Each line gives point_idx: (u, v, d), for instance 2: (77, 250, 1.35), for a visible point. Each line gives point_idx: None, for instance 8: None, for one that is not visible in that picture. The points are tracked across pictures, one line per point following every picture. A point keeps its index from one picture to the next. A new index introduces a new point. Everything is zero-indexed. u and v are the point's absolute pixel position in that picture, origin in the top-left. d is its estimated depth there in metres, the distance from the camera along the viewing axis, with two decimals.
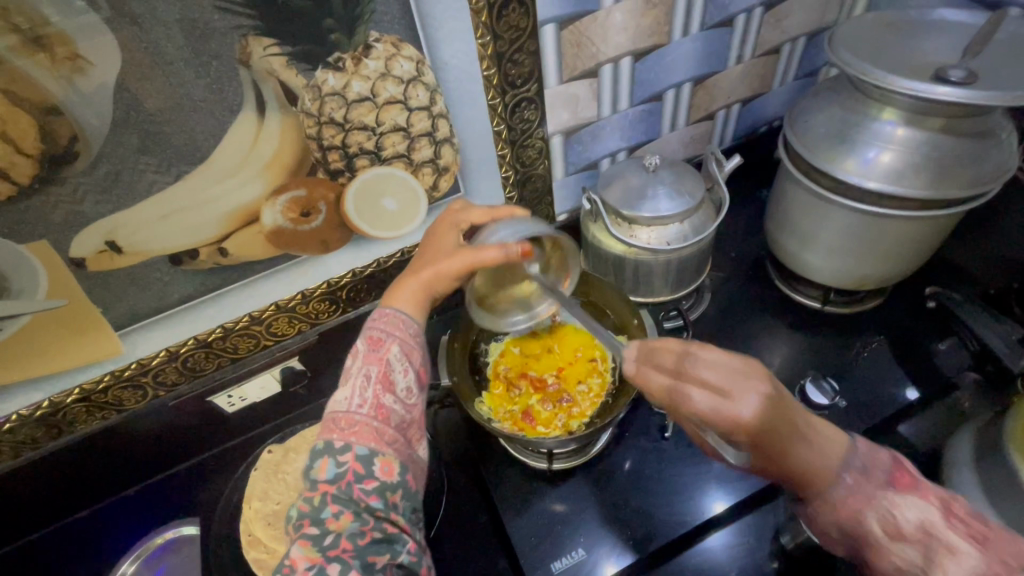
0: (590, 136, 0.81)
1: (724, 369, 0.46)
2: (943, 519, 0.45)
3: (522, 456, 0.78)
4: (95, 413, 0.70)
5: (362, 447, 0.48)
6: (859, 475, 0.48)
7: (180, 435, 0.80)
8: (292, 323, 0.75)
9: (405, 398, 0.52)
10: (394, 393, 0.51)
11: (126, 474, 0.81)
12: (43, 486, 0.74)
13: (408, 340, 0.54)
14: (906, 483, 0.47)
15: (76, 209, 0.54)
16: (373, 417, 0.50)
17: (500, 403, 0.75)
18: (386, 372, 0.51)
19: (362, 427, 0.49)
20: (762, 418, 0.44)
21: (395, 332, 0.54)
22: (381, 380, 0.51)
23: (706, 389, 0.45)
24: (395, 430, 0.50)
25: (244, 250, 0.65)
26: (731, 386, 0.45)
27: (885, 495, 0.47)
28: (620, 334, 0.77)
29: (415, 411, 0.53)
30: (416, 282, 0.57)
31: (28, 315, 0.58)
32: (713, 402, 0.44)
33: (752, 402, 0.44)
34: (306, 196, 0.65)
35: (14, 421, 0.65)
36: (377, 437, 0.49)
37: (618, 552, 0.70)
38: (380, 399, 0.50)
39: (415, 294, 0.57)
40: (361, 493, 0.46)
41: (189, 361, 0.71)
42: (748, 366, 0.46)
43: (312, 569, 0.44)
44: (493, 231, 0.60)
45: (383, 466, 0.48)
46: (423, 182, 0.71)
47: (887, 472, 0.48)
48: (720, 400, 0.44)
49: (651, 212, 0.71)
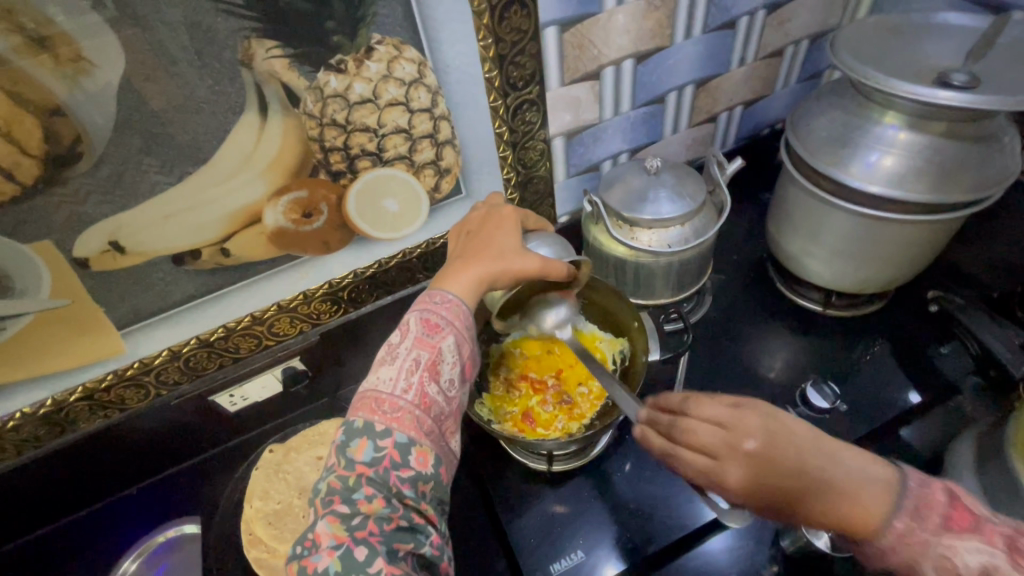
0: (591, 139, 0.81)
1: (713, 427, 0.46)
2: (1009, 563, 0.37)
3: (520, 458, 0.78)
4: (98, 412, 0.70)
5: (403, 435, 0.47)
6: (909, 520, 0.41)
7: (182, 433, 0.80)
8: (293, 324, 0.76)
9: (447, 390, 0.51)
10: (438, 383, 0.50)
11: (128, 472, 0.81)
12: (45, 484, 0.74)
13: (463, 332, 0.53)
14: (965, 525, 0.40)
15: (79, 209, 0.55)
16: (416, 405, 0.49)
17: (500, 404, 0.75)
18: (436, 360, 0.50)
19: (404, 414, 0.48)
20: (751, 480, 0.44)
21: (453, 322, 0.52)
22: (428, 368, 0.50)
23: (699, 450, 0.46)
24: (434, 421, 0.49)
25: (245, 251, 0.65)
26: (722, 450, 0.45)
27: (938, 541, 0.40)
28: (621, 337, 0.77)
29: (453, 404, 0.52)
30: (477, 275, 0.56)
31: (33, 314, 0.59)
32: (703, 464, 0.46)
33: (735, 464, 0.45)
34: (307, 197, 0.66)
35: (17, 419, 0.65)
36: (416, 427, 0.48)
37: (618, 555, 0.70)
38: (424, 388, 0.49)
39: (474, 285, 0.55)
40: (397, 480, 0.46)
41: (190, 361, 0.71)
42: (743, 421, 0.45)
43: (338, 548, 0.43)
44: (535, 244, 0.63)
45: (418, 457, 0.47)
46: (424, 184, 0.71)
47: (940, 513, 0.41)
48: (709, 463, 0.46)
49: (652, 215, 0.70)
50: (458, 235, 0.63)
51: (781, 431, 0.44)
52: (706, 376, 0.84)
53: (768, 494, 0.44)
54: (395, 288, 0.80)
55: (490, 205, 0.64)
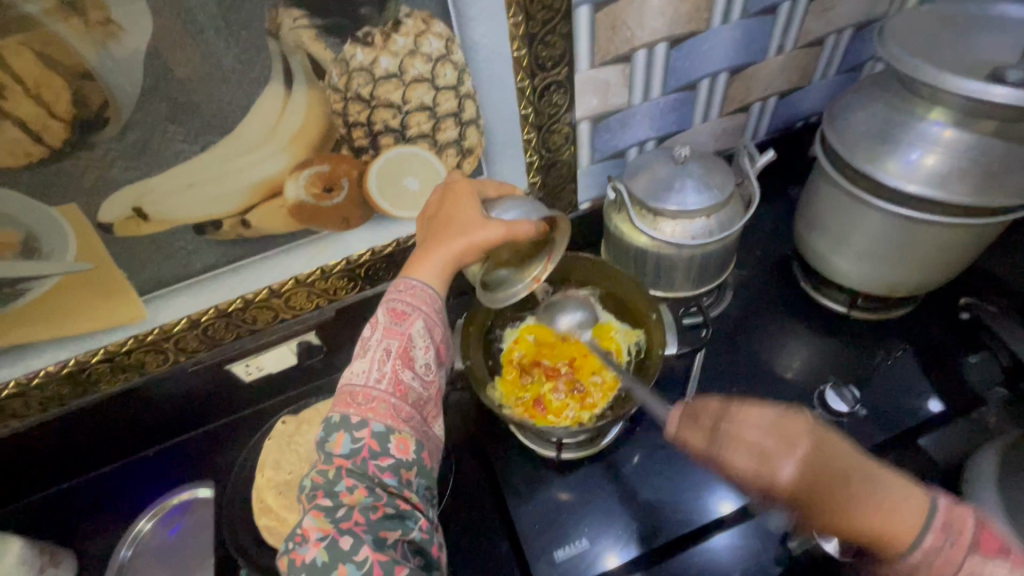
0: (618, 124, 0.79)
1: (759, 431, 0.45)
2: None
3: (530, 444, 0.78)
4: (119, 374, 0.72)
5: (379, 424, 0.47)
6: (940, 537, 0.40)
7: (199, 399, 0.82)
8: (310, 298, 0.76)
9: (423, 374, 0.51)
10: (412, 368, 0.51)
11: (145, 434, 0.83)
12: (67, 441, 0.76)
13: (432, 315, 0.53)
14: (992, 548, 0.40)
15: (104, 174, 0.55)
16: (391, 393, 0.49)
17: (511, 390, 0.73)
18: (407, 347, 0.51)
19: (379, 403, 0.48)
20: (803, 488, 0.42)
21: (419, 306, 0.52)
22: (401, 356, 0.50)
23: (746, 452, 0.45)
24: (412, 407, 0.50)
25: (266, 223, 0.66)
26: (768, 453, 0.44)
27: (968, 561, 0.39)
28: (637, 328, 0.75)
29: (432, 388, 0.52)
30: (445, 257, 0.55)
31: (59, 276, 0.60)
32: (749, 465, 0.44)
33: (787, 468, 0.43)
34: (328, 172, 0.65)
35: (42, 377, 0.67)
36: (393, 414, 0.48)
37: (622, 545, 0.70)
38: (398, 375, 0.50)
39: (440, 269, 0.55)
40: (376, 469, 0.46)
41: (209, 329, 0.73)
42: (791, 428, 0.45)
43: (324, 540, 0.44)
44: (506, 205, 0.58)
45: (398, 443, 0.48)
46: (446, 164, 0.70)
47: (971, 534, 0.40)
48: (757, 464, 0.44)
49: (677, 205, 0.69)
50: (420, 220, 0.61)
51: (828, 451, 0.44)
52: (722, 373, 0.83)
53: (819, 506, 0.42)
54: None
55: (446, 182, 0.62)
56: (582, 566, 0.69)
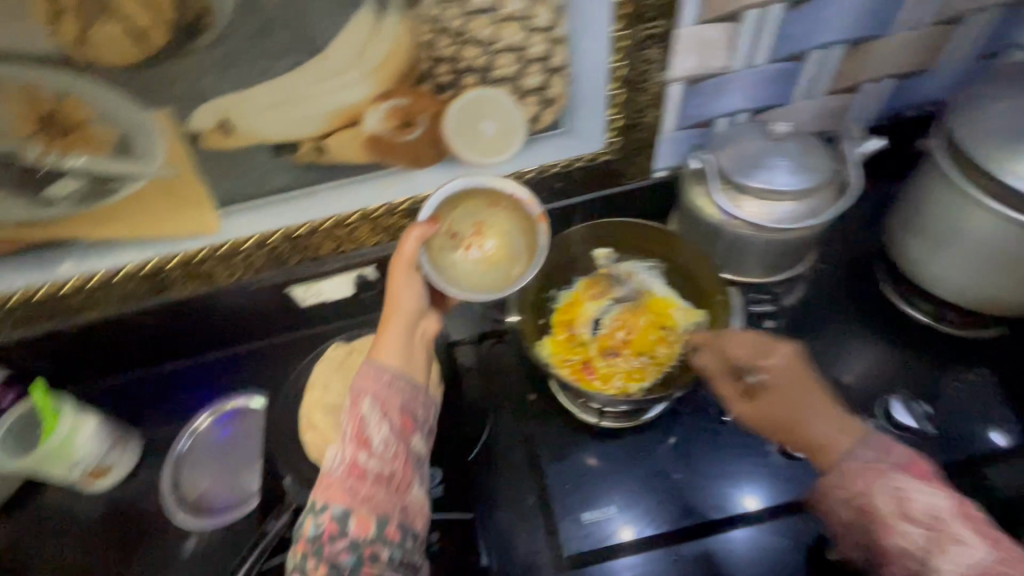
0: (713, 90, 0.73)
1: (756, 338, 0.62)
2: (954, 511, 0.46)
3: (571, 407, 0.78)
4: (191, 281, 0.76)
5: (338, 507, 0.49)
6: (874, 453, 0.51)
7: (259, 315, 0.86)
8: (372, 233, 0.77)
9: (383, 451, 0.52)
10: (369, 449, 0.52)
11: (208, 341, 0.88)
12: (140, 336, 0.82)
13: (382, 390, 0.54)
14: (921, 473, 0.49)
15: (197, 84, 0.56)
16: (348, 476, 0.50)
17: (560, 349, 0.71)
18: (361, 431, 0.52)
19: (336, 485, 0.50)
20: (783, 368, 0.59)
21: (368, 385, 0.54)
22: (356, 439, 0.52)
23: (744, 344, 0.62)
24: (370, 487, 0.51)
25: (341, 152, 0.66)
26: (761, 346, 0.61)
27: (895, 475, 0.49)
28: (700, 309, 0.72)
29: (396, 462, 0.53)
30: (393, 335, 0.59)
31: (146, 180, 0.63)
32: (747, 351, 0.62)
33: (776, 357, 0.60)
34: (407, 106, 0.64)
35: (124, 274, 0.72)
36: (351, 496, 0.50)
37: (650, 520, 0.71)
38: (356, 457, 0.51)
39: (395, 347, 0.58)
40: (334, 549, 0.48)
41: (276, 250, 0.75)
42: (783, 344, 0.61)
43: None
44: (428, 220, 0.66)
45: (357, 523, 0.49)
46: (526, 112, 0.68)
47: (902, 459, 0.50)
48: (751, 352, 0.61)
49: (763, 182, 0.64)
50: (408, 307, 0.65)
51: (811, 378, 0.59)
52: None
53: (788, 383, 0.58)
54: None
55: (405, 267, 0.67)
56: (607, 530, 0.71)
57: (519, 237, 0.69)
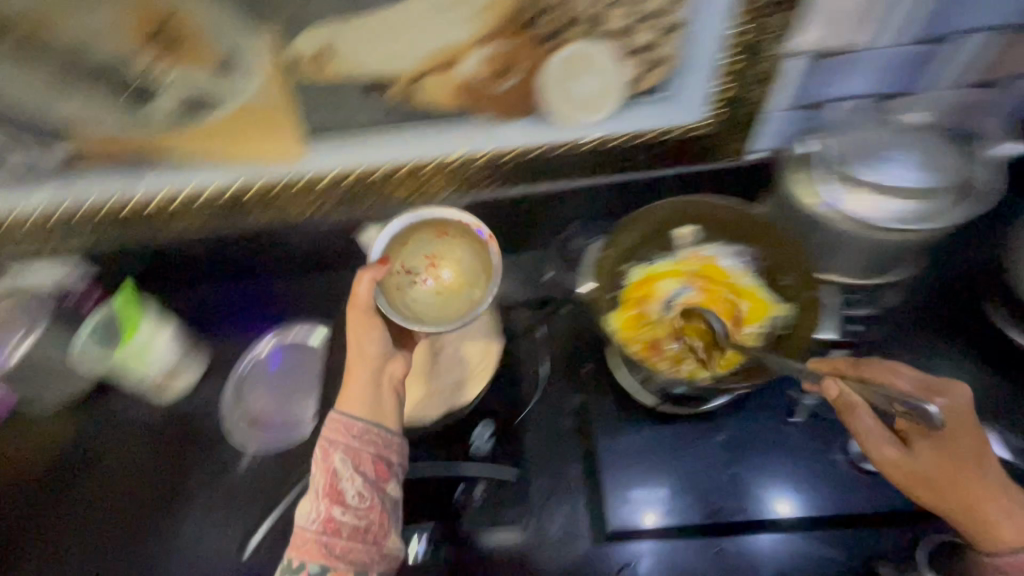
0: (837, 70, 0.66)
1: (919, 380, 0.59)
2: None
3: (628, 385, 0.75)
4: (268, 211, 0.77)
5: (314, 564, 0.53)
6: None
7: (327, 252, 0.87)
8: (449, 183, 0.76)
9: (357, 504, 0.56)
10: (342, 504, 0.55)
11: (277, 271, 0.90)
12: (216, 256, 0.85)
13: (350, 443, 0.57)
14: None
15: (303, 8, 0.55)
16: (322, 532, 0.54)
17: (628, 326, 0.68)
18: (334, 483, 0.55)
19: (311, 544, 0.54)
20: (949, 419, 0.57)
21: (337, 439, 0.57)
22: (329, 493, 0.55)
23: (906, 383, 0.58)
24: (344, 543, 0.54)
25: (433, 95, 0.64)
26: (926, 390, 0.58)
27: None
28: (783, 303, 0.67)
29: (371, 512, 0.56)
30: (355, 383, 0.61)
31: (240, 103, 0.63)
32: (912, 392, 0.58)
33: (942, 405, 0.57)
34: (507, 54, 0.61)
35: (209, 195, 0.74)
36: (325, 553, 0.54)
37: (694, 509, 0.70)
38: (330, 512, 0.55)
39: (357, 392, 0.60)
40: None
41: (352, 189, 0.75)
42: (945, 384, 0.59)
43: None
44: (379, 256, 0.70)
45: None
46: (629, 73, 0.64)
47: None
48: (919, 394, 0.58)
49: (875, 177, 0.60)
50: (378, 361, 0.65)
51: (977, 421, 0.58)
52: None
53: (953, 438, 0.57)
54: (555, 178, 0.77)
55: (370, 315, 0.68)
56: (651, 511, 0.71)
57: (474, 258, 0.71)
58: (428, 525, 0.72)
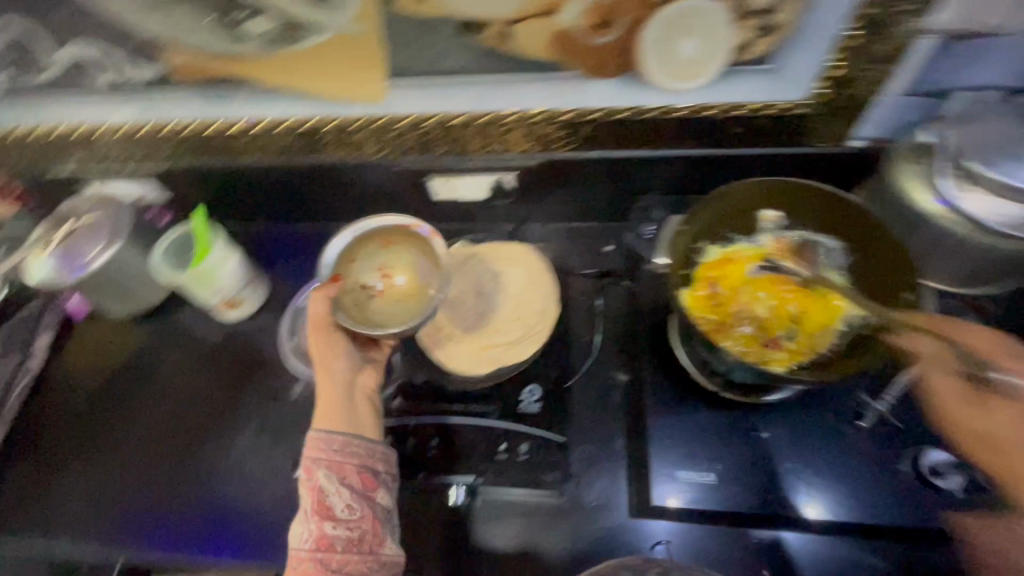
0: (969, 55, 0.60)
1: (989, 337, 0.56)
2: None
3: (688, 367, 0.73)
4: (342, 148, 0.77)
5: None
6: None
7: (393, 199, 0.87)
8: (526, 139, 0.74)
9: (348, 515, 0.60)
10: (334, 518, 0.59)
11: (342, 212, 0.91)
12: (285, 190, 0.86)
13: (334, 457, 0.62)
14: None
15: None
16: (316, 548, 0.58)
17: (698, 305, 0.65)
18: (322, 501, 0.60)
19: (307, 562, 0.58)
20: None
21: (320, 456, 0.61)
22: (319, 511, 0.59)
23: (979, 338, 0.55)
24: (340, 554, 0.58)
25: (527, 43, 0.62)
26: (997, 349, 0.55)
27: None
28: (868, 303, 0.64)
29: (362, 521, 0.60)
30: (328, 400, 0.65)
31: (332, 33, 0.63)
32: (983, 345, 0.55)
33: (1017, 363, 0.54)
34: (612, 5, 0.58)
35: (288, 126, 0.74)
36: (322, 568, 0.58)
37: (741, 497, 0.68)
38: (323, 529, 0.59)
39: (330, 407, 0.65)
40: None
41: (427, 135, 0.74)
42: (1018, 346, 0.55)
43: None
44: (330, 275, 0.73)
45: None
46: (738, 37, 0.60)
47: None
48: (991, 349, 0.55)
49: (1004, 175, 0.55)
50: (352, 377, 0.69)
51: None
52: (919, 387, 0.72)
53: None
54: (633, 147, 0.74)
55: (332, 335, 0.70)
56: (700, 494, 0.69)
57: (425, 264, 0.73)
58: (470, 478, 0.73)
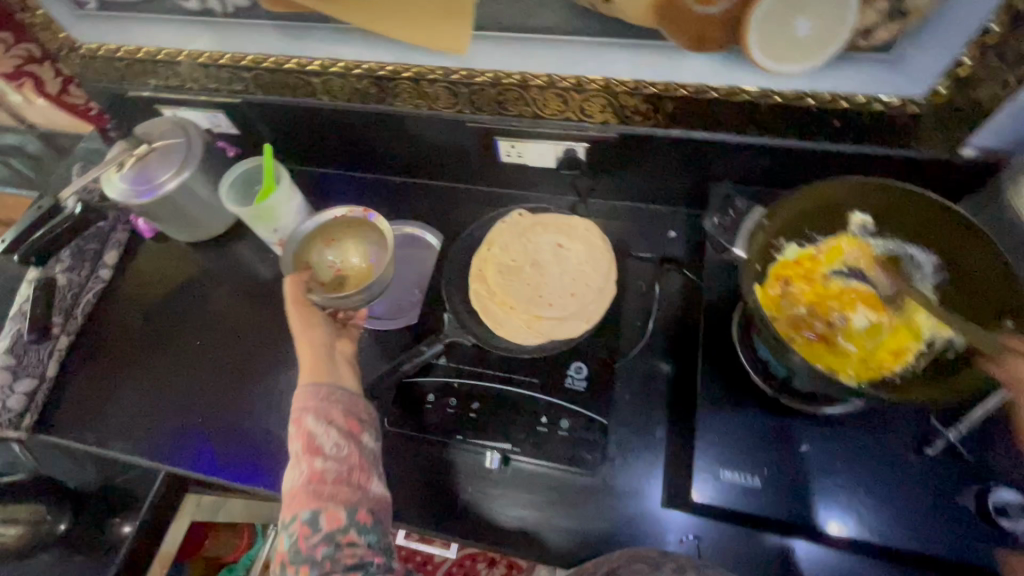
0: None
1: None
2: None
3: (747, 363, 0.70)
4: (414, 98, 0.76)
5: (306, 511, 0.54)
6: None
7: (458, 154, 0.86)
8: (604, 109, 0.71)
9: (338, 451, 0.59)
10: (323, 453, 0.58)
11: (405, 162, 0.90)
12: (352, 134, 0.85)
13: (319, 403, 0.61)
14: None
15: None
16: (308, 481, 0.56)
17: (771, 300, 0.62)
18: (309, 442, 0.58)
19: (298, 496, 0.55)
20: None
21: (308, 403, 0.61)
22: (308, 450, 0.58)
23: None
24: (330, 488, 0.56)
25: (626, 6, 0.57)
26: None
27: None
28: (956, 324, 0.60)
29: (352, 457, 0.59)
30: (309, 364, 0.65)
31: None
32: None
33: None
34: None
35: (364, 69, 0.73)
36: (313, 498, 0.55)
37: (785, 507, 0.65)
38: (313, 464, 0.57)
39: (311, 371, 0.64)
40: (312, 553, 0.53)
41: (502, 94, 0.72)
42: None
43: None
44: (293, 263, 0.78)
45: (328, 517, 0.54)
46: (862, 20, 0.54)
47: None
48: None
49: None
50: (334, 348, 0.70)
51: None
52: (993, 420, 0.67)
53: None
54: (717, 128, 0.70)
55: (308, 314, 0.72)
56: (747, 497, 0.65)
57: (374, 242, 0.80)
58: (506, 445, 0.72)
